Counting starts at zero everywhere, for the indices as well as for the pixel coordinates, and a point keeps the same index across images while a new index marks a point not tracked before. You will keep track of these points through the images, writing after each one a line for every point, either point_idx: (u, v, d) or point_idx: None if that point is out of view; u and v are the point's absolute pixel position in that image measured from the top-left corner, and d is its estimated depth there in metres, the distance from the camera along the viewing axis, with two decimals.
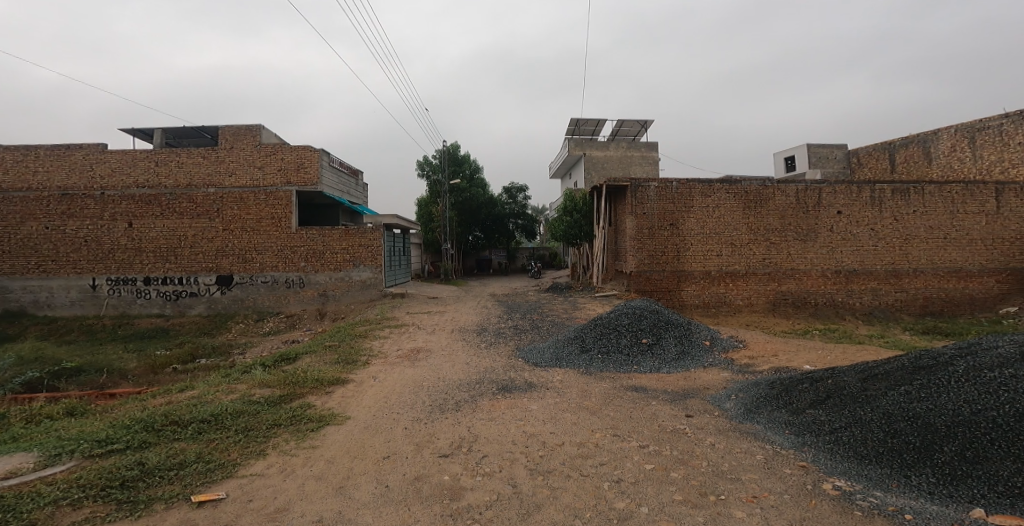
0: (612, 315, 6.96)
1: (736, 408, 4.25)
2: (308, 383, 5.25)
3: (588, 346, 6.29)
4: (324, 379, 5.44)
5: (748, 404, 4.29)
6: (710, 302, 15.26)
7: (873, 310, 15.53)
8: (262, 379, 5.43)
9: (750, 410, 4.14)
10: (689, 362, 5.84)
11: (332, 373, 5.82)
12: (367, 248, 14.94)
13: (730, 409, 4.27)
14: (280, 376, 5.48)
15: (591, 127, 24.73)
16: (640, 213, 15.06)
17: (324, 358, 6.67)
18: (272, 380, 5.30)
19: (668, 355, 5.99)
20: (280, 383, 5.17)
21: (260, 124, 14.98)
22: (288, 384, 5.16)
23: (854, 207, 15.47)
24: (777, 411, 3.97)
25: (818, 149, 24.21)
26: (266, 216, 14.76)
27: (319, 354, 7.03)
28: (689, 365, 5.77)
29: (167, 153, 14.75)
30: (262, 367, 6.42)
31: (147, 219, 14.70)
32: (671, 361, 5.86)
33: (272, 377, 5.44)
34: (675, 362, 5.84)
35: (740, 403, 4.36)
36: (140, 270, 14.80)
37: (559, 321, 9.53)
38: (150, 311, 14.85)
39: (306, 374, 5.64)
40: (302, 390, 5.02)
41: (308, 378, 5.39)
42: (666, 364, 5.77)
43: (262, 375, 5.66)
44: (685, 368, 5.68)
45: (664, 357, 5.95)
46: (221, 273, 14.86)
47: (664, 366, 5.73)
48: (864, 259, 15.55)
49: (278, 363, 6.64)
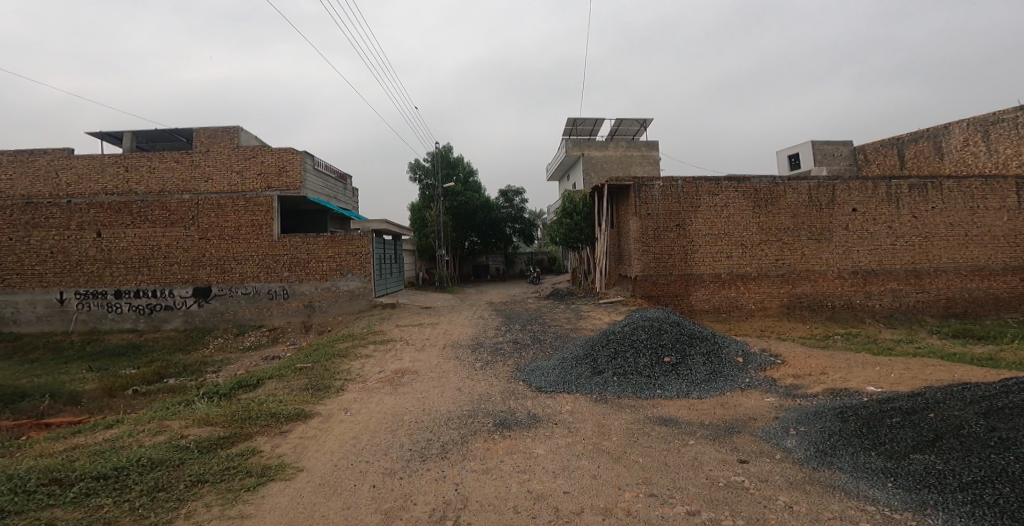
0: (625, 328, 6.04)
1: (804, 449, 3.31)
2: (261, 419, 4.27)
3: (600, 367, 5.35)
4: (283, 412, 4.46)
5: (819, 443, 3.34)
6: (721, 307, 14.36)
7: (894, 312, 14.68)
8: (206, 413, 4.44)
9: (826, 452, 3.20)
10: (723, 384, 4.90)
11: (297, 404, 4.85)
12: (355, 255, 13.99)
13: (796, 450, 3.33)
14: (230, 410, 4.50)
15: (588, 127, 23.93)
16: (645, 214, 14.17)
17: (292, 384, 5.70)
18: (217, 416, 4.31)
19: (697, 376, 5.04)
20: (226, 420, 4.19)
21: (238, 125, 14.09)
22: (235, 422, 4.18)
23: (870, 204, 14.64)
24: (865, 455, 3.03)
25: (823, 147, 23.50)
26: (246, 222, 13.81)
27: (288, 377, 6.06)
28: (724, 387, 4.83)
29: (139, 157, 13.81)
30: (217, 395, 5.44)
31: (118, 227, 13.72)
32: (701, 383, 4.92)
33: (219, 412, 4.46)
34: (706, 385, 4.90)
35: (807, 440, 3.43)
36: (110, 282, 13.79)
37: (562, 333, 8.59)
38: (123, 326, 13.82)
39: (263, 405, 4.68)
40: (251, 429, 4.04)
41: (264, 411, 4.43)
42: (696, 387, 4.84)
43: (209, 408, 4.68)
44: (719, 391, 4.74)
45: (693, 379, 5.00)
46: (198, 285, 13.85)
47: (694, 390, 4.79)
48: (883, 259, 14.71)
49: (238, 390, 5.67)
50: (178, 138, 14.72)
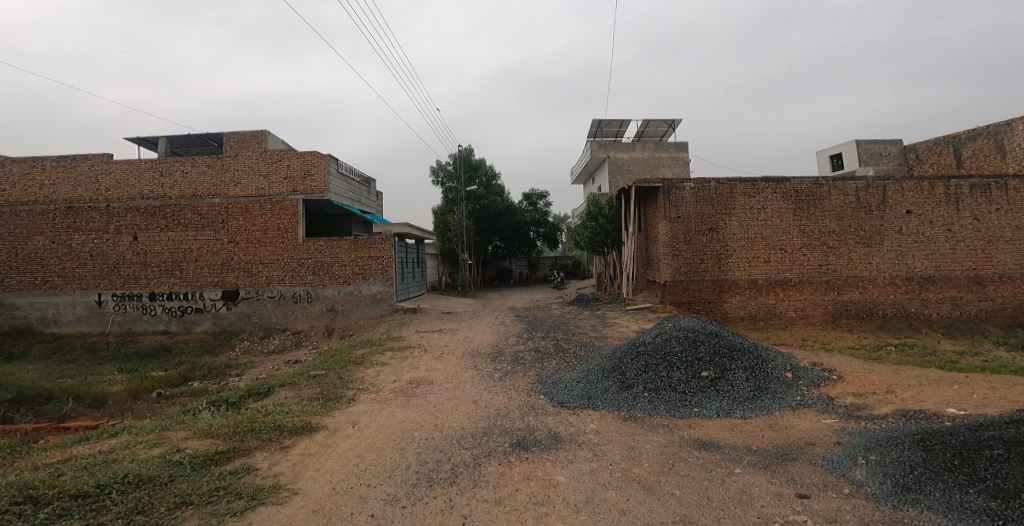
0: (657, 339, 5.57)
1: (882, 482, 2.84)
2: (263, 432, 4.03)
3: (630, 382, 4.90)
4: (288, 425, 4.21)
5: (898, 476, 2.86)
6: (758, 315, 13.55)
7: (953, 322, 13.52)
8: (209, 424, 4.23)
9: (909, 487, 2.73)
10: (770, 403, 4.37)
11: (305, 416, 4.60)
12: (378, 259, 13.91)
13: (871, 482, 2.86)
14: (234, 420, 4.28)
15: (615, 128, 23.34)
16: (675, 216, 13.53)
17: (304, 393, 5.48)
18: (220, 428, 4.09)
19: (740, 393, 4.53)
20: (227, 433, 3.96)
21: (266, 131, 14.28)
22: (236, 435, 3.95)
23: (925, 205, 13.57)
24: (963, 495, 2.57)
25: (869, 146, 22.17)
26: (272, 226, 13.93)
27: (301, 385, 5.85)
28: (772, 407, 4.30)
29: (172, 163, 14.16)
30: (227, 402, 5.26)
31: (152, 232, 14.09)
32: (744, 401, 4.40)
33: (223, 422, 4.24)
34: (751, 403, 4.38)
35: (883, 471, 2.95)
36: (145, 285, 14.15)
37: (588, 341, 8.14)
38: (155, 328, 14.15)
39: (269, 417, 4.44)
40: (251, 444, 3.79)
41: (268, 423, 4.19)
42: (738, 406, 4.32)
43: (214, 418, 4.48)
44: (766, 411, 4.22)
45: (735, 396, 4.49)
46: (226, 288, 14.05)
47: (736, 409, 4.29)
48: (940, 264, 13.58)
49: (249, 398, 5.48)
50: (210, 144, 15.05)
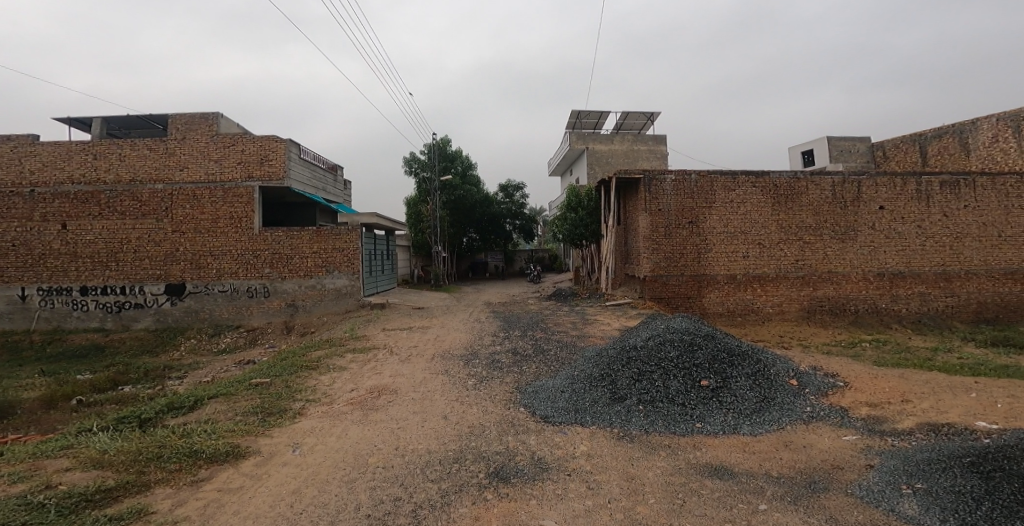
0: (648, 343, 5.01)
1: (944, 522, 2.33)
2: (171, 460, 3.25)
3: (621, 392, 4.34)
4: (206, 448, 3.44)
5: (961, 513, 2.36)
6: (736, 310, 13.35)
7: (921, 317, 13.69)
8: (105, 450, 3.43)
9: None
10: (780, 417, 3.87)
11: (232, 436, 3.83)
12: (343, 251, 12.95)
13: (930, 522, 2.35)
14: (137, 444, 3.48)
15: (593, 119, 22.82)
16: (655, 209, 13.12)
17: (239, 405, 4.68)
18: (115, 456, 3.30)
19: (745, 405, 4.01)
20: (122, 463, 3.18)
21: (217, 112, 13.04)
22: (135, 465, 3.17)
23: (898, 202, 13.63)
24: None
25: (839, 143, 22.48)
26: (224, 215, 12.75)
27: (237, 396, 5.03)
28: (782, 421, 3.80)
29: (107, 144, 12.74)
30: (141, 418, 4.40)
31: (83, 219, 12.66)
32: (751, 415, 3.89)
33: (123, 447, 3.44)
34: (758, 417, 3.88)
35: (940, 506, 2.44)
36: (76, 278, 12.74)
37: (568, 341, 7.56)
38: (89, 326, 12.79)
39: (185, 439, 3.66)
40: (151, 479, 3.01)
41: (180, 447, 3.42)
42: (745, 421, 3.81)
43: (116, 440, 3.66)
44: (777, 426, 3.72)
45: (740, 409, 3.97)
46: (171, 282, 12.80)
47: (743, 423, 3.78)
48: (911, 260, 13.70)
49: (172, 411, 4.65)
50: (153, 125, 13.68)
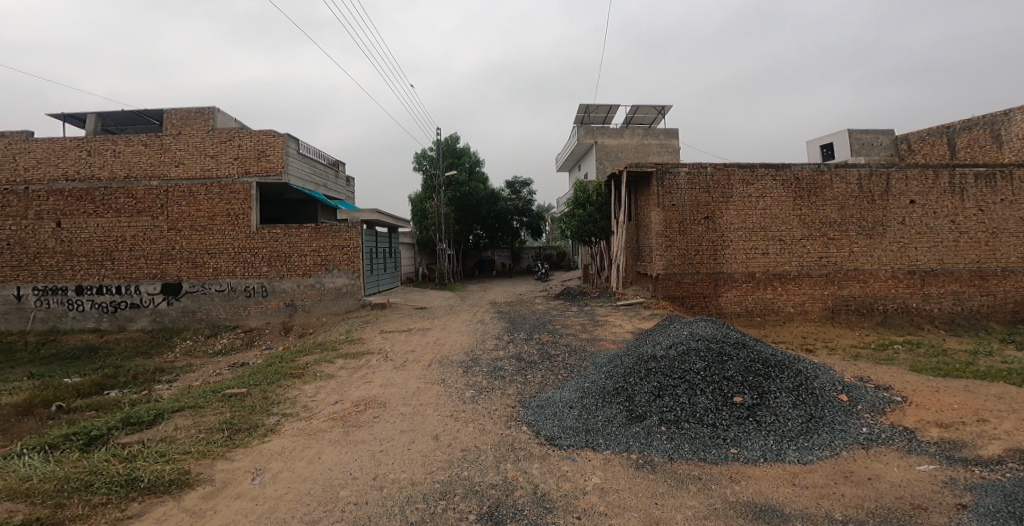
0: (670, 352, 4.41)
1: None
2: (100, 493, 2.76)
3: (640, 411, 3.74)
4: (145, 475, 2.99)
5: None
6: (755, 310, 12.64)
7: (954, 318, 12.86)
8: (28, 476, 2.94)
9: None
10: (833, 441, 3.24)
11: (184, 460, 3.35)
12: (342, 249, 12.46)
13: None
14: (67, 471, 3.00)
15: (603, 113, 22.12)
16: (669, 204, 12.45)
17: (204, 421, 4.19)
18: (36, 486, 2.81)
19: (788, 427, 3.39)
20: (39, 496, 2.69)
21: (213, 106, 12.60)
22: (54, 500, 2.68)
23: (929, 195, 12.80)
24: None
25: (860, 135, 21.51)
26: (220, 212, 12.32)
27: (206, 408, 4.53)
28: (835, 445, 3.18)
29: (101, 140, 12.37)
30: (90, 433, 3.91)
31: (78, 217, 12.32)
32: (797, 438, 3.27)
33: (49, 474, 2.95)
34: (808, 441, 3.25)
35: None
36: (71, 277, 12.41)
37: (578, 346, 6.97)
38: (85, 326, 12.47)
39: (127, 463, 3.19)
40: (67, 517, 2.51)
41: (115, 473, 2.96)
42: (792, 446, 3.19)
43: (47, 464, 3.17)
44: (830, 451, 3.10)
45: (783, 431, 3.36)
46: (166, 281, 12.42)
47: (788, 449, 3.16)
48: (944, 257, 12.87)
49: (127, 426, 4.14)
50: (150, 121, 13.28)
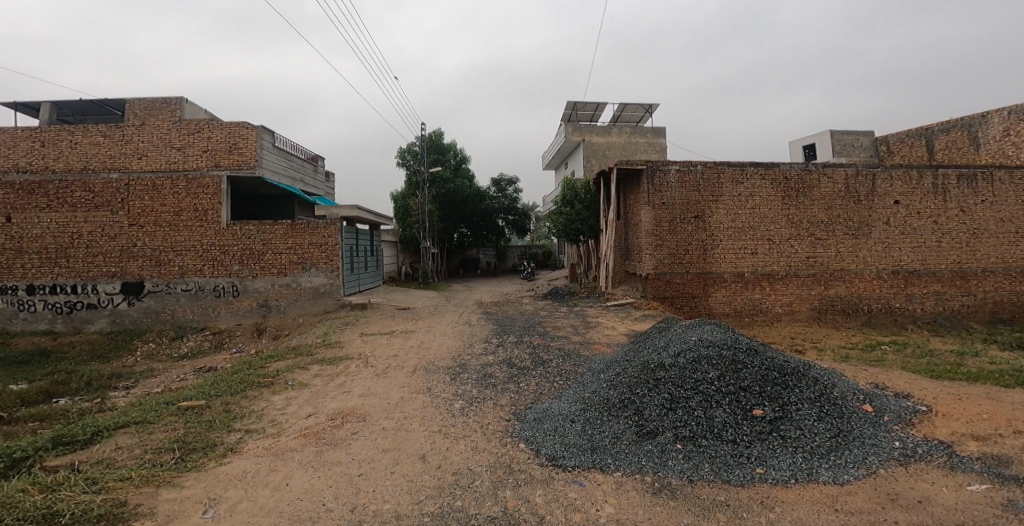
0: (679, 360, 4.07)
1: None
2: None
3: (651, 426, 3.38)
4: (69, 510, 2.51)
5: None
6: (744, 310, 12.52)
7: (936, 318, 12.98)
8: None
9: None
10: (867, 457, 2.95)
11: (121, 490, 2.85)
12: (320, 247, 11.85)
13: None
14: None
15: (589, 110, 21.87)
16: (659, 202, 12.20)
17: (152, 440, 3.66)
18: None
19: (816, 442, 3.09)
20: None
21: (180, 96, 11.82)
22: None
23: (913, 196, 12.87)
24: None
25: (842, 137, 21.73)
26: (187, 207, 11.56)
27: (156, 425, 3.98)
28: (871, 462, 2.89)
29: (56, 129, 11.47)
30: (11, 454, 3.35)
31: (28, 211, 11.40)
32: (828, 454, 2.97)
33: None
34: (840, 458, 2.94)
35: None
36: (21, 276, 11.47)
37: (572, 350, 6.60)
38: (37, 328, 11.55)
39: (48, 494, 2.69)
40: None
41: (30, 508, 2.48)
42: (824, 464, 2.87)
43: None
44: (867, 470, 2.81)
45: (811, 446, 3.05)
46: (127, 280, 11.60)
47: (820, 467, 2.85)
48: (927, 258, 12.97)
49: (56, 447, 3.55)
50: (110, 111, 12.40)
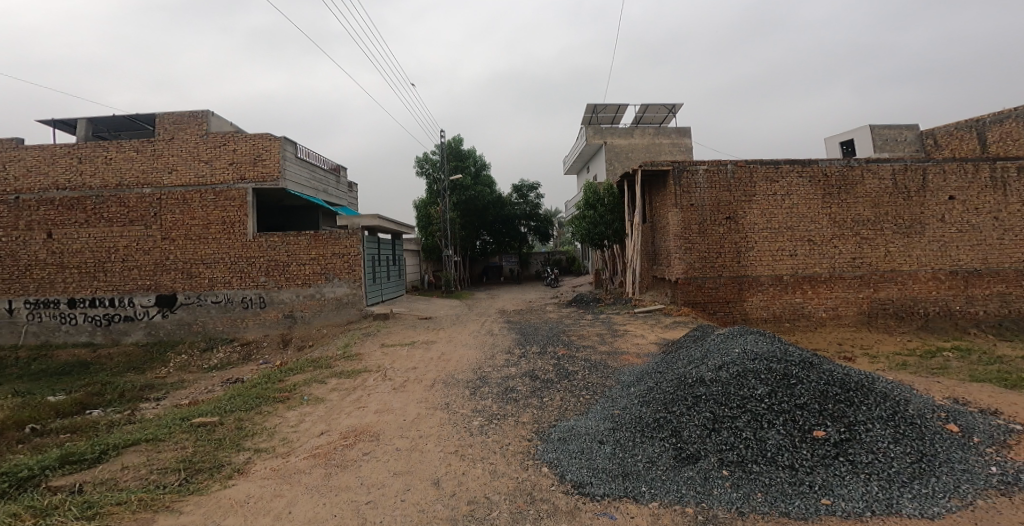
0: (721, 373, 3.67)
1: None
2: None
3: (692, 449, 3.00)
4: None
5: None
6: (783, 315, 11.80)
7: (1001, 321, 11.89)
8: None
9: None
10: (959, 487, 2.50)
11: (115, 516, 2.68)
12: (343, 257, 11.85)
13: None
14: None
15: (612, 113, 21.45)
16: (687, 204, 11.68)
17: (159, 459, 3.51)
18: None
19: (893, 468, 2.65)
20: None
21: (207, 109, 12.10)
22: None
23: (970, 191, 11.90)
24: None
25: (883, 131, 20.52)
26: (216, 220, 11.78)
27: (166, 442, 3.85)
28: (962, 492, 2.46)
29: (93, 148, 11.93)
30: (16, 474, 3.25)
31: (69, 227, 11.86)
32: (909, 483, 2.54)
33: None
34: (925, 486, 2.51)
35: None
36: (63, 289, 11.91)
37: (599, 360, 6.22)
38: (77, 340, 11.94)
39: (38, 521, 2.54)
40: None
41: None
42: (906, 494, 2.45)
43: None
44: (961, 503, 2.37)
45: (887, 473, 2.62)
46: (161, 293, 11.87)
47: (901, 499, 2.41)
48: (988, 256, 11.93)
49: (64, 466, 3.45)
50: (143, 127, 12.85)
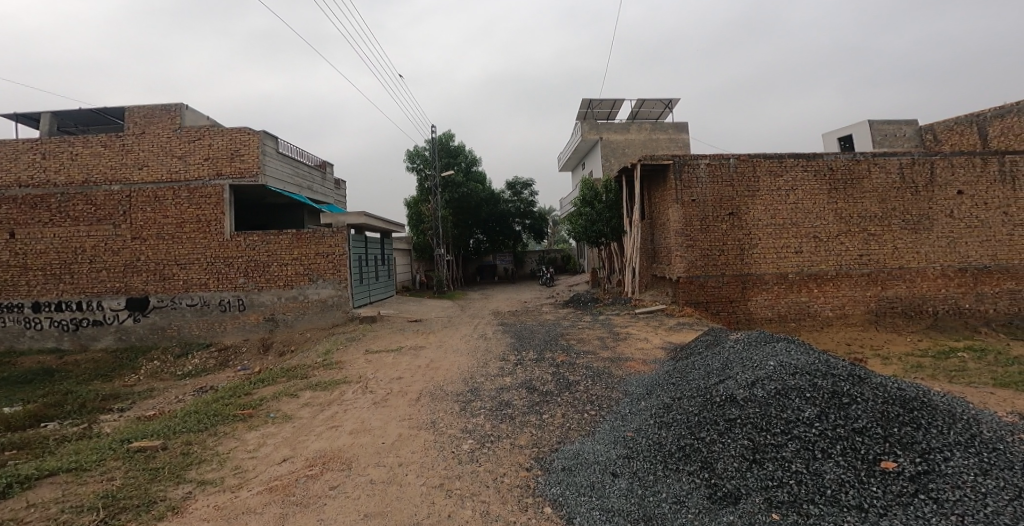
0: (756, 391, 3.14)
1: None
2: None
3: (732, 487, 2.45)
4: None
5: None
6: (789, 315, 11.33)
7: (1011, 320, 11.52)
8: None
9: None
10: None
11: None
12: (327, 257, 11.20)
13: None
14: None
15: (607, 108, 20.95)
16: (688, 199, 11.16)
17: (76, 496, 2.88)
18: None
19: (991, 505, 2.12)
20: None
21: (181, 103, 11.38)
22: None
23: (978, 186, 11.50)
24: None
25: (883, 127, 20.16)
26: (191, 218, 11.09)
27: (91, 472, 3.21)
28: None
29: (58, 142, 11.20)
30: None
31: (33, 227, 11.11)
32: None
33: None
34: None
35: None
36: (27, 293, 11.16)
37: (602, 368, 5.65)
38: (42, 346, 11.19)
39: None
40: None
41: None
42: None
43: None
44: None
45: (985, 513, 2.08)
46: (132, 296, 11.15)
47: None
48: (997, 252, 11.55)
49: None
50: (112, 121, 12.13)
